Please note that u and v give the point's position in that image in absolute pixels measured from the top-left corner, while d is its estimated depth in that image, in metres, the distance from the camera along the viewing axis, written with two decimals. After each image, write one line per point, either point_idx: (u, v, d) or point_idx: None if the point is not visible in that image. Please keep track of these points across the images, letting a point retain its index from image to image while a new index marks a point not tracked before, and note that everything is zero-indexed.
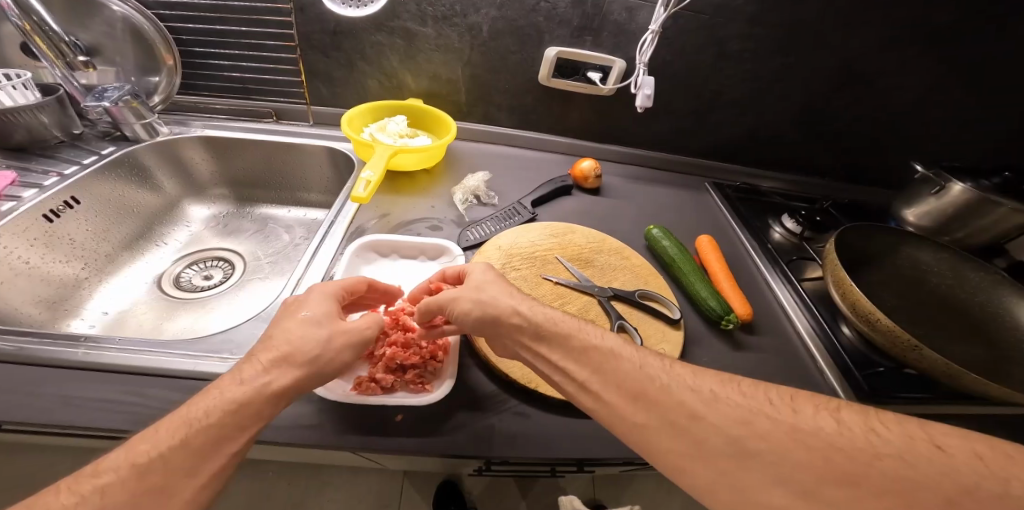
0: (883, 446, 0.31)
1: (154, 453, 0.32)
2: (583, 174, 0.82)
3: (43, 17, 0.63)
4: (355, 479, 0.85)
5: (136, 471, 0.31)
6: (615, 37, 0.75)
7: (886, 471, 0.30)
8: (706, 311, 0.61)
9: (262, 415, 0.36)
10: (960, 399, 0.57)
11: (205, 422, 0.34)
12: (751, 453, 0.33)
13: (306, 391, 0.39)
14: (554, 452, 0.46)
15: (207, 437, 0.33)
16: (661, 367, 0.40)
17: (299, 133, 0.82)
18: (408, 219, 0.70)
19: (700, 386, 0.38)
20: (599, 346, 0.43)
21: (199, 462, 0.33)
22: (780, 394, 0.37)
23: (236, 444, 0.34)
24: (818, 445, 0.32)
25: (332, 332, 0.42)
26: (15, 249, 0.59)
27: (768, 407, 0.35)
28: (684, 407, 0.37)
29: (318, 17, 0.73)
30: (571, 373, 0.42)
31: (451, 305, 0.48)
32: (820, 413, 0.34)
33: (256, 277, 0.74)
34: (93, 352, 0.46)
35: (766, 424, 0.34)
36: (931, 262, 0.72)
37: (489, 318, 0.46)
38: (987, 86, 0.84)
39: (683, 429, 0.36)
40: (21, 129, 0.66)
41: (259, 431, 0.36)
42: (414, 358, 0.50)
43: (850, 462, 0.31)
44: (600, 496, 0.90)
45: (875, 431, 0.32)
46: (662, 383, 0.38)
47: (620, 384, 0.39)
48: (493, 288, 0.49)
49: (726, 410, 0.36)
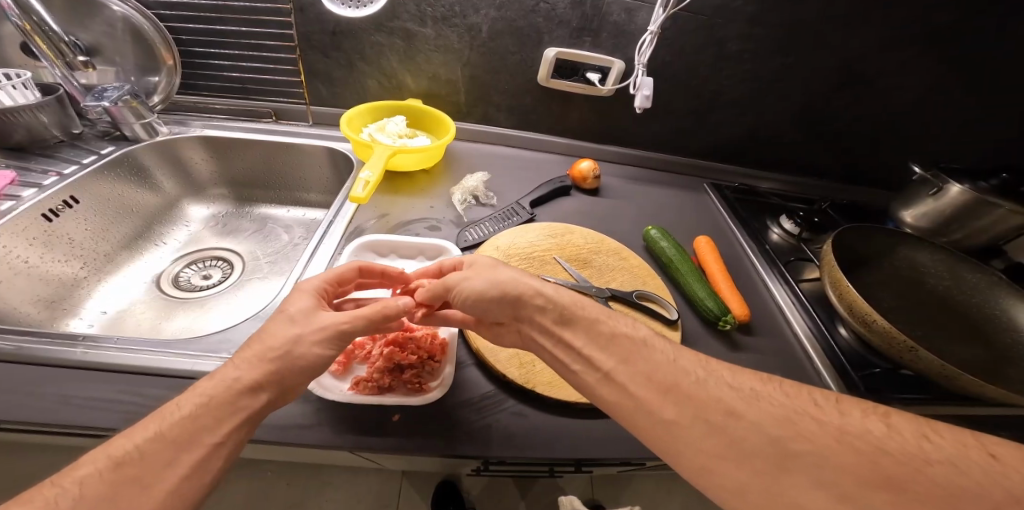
0: (934, 451, 0.32)
1: (130, 445, 0.32)
2: (583, 174, 0.82)
3: (43, 17, 0.63)
4: (354, 479, 0.85)
5: (113, 463, 0.31)
6: (614, 37, 0.75)
7: (937, 477, 0.30)
8: (703, 311, 0.62)
9: (237, 406, 0.36)
10: (956, 400, 0.57)
11: (178, 414, 0.34)
12: (794, 454, 0.33)
13: (292, 385, 0.39)
14: (561, 452, 0.46)
15: (182, 428, 0.34)
16: (696, 362, 0.41)
17: (298, 133, 0.83)
18: (407, 219, 0.70)
19: (740, 384, 0.39)
20: (630, 334, 0.44)
21: (175, 453, 0.33)
22: (828, 397, 0.37)
23: (214, 435, 0.34)
24: (864, 448, 0.32)
25: (313, 327, 0.41)
26: (14, 248, 0.59)
27: (813, 407, 0.36)
28: (721, 403, 0.37)
29: (317, 17, 0.73)
30: (596, 363, 0.42)
31: (459, 285, 0.49)
32: (869, 416, 0.35)
33: (255, 277, 0.74)
34: (92, 352, 0.46)
35: (812, 426, 0.34)
36: (928, 263, 0.72)
37: (510, 297, 0.47)
38: (987, 87, 0.84)
39: (720, 426, 0.35)
40: (21, 129, 0.66)
41: (237, 421, 0.35)
42: (412, 358, 0.50)
43: (895, 466, 0.31)
44: (599, 496, 0.90)
45: (926, 438, 0.33)
46: (697, 378, 0.39)
47: (649, 376, 0.39)
48: (507, 270, 0.50)
49: (769, 408, 0.36)
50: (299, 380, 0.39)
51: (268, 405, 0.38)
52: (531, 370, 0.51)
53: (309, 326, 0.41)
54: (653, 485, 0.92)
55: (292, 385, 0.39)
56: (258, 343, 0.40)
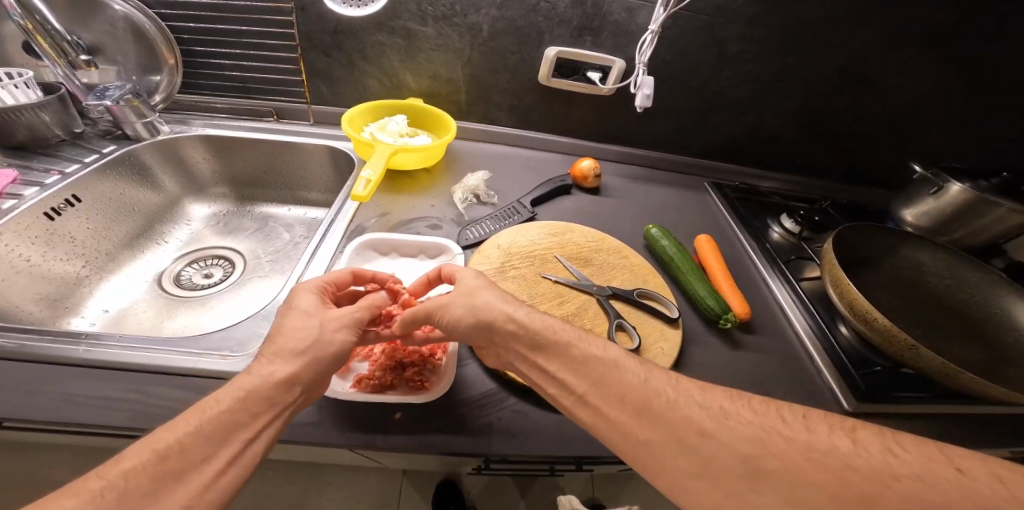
0: (899, 466, 0.32)
1: (172, 438, 0.33)
2: (583, 174, 0.82)
3: (46, 16, 0.64)
4: (354, 478, 0.85)
5: (157, 455, 0.32)
6: (615, 37, 0.75)
7: (904, 492, 0.31)
8: (704, 310, 0.61)
9: (274, 401, 0.37)
10: (956, 396, 0.57)
11: (217, 408, 0.35)
12: (763, 473, 0.34)
13: (317, 376, 0.40)
14: (562, 449, 0.46)
15: (220, 423, 0.34)
16: (667, 382, 0.41)
17: (300, 133, 0.83)
18: (408, 218, 0.70)
19: (708, 402, 0.39)
20: (601, 357, 0.43)
21: (213, 448, 0.33)
22: (795, 413, 0.37)
23: (249, 432, 0.35)
24: (835, 466, 0.33)
25: (322, 321, 0.42)
26: (16, 246, 0.60)
27: (780, 425, 0.36)
28: (693, 423, 0.37)
29: (319, 16, 0.73)
30: (569, 386, 0.42)
31: (440, 312, 0.48)
32: (836, 431, 0.35)
33: (256, 275, 0.74)
34: (94, 349, 0.47)
35: (781, 444, 0.35)
36: (929, 262, 0.72)
37: (482, 323, 0.47)
38: (987, 87, 0.84)
39: (690, 445, 0.36)
40: (22, 128, 0.66)
41: (272, 417, 0.36)
42: (414, 355, 0.51)
43: (865, 483, 0.32)
44: (599, 495, 0.90)
45: (891, 452, 0.33)
46: (668, 399, 0.39)
47: (624, 399, 0.40)
48: (486, 292, 0.49)
49: (738, 428, 0.36)
50: (327, 372, 0.41)
51: (301, 399, 0.39)
52: None
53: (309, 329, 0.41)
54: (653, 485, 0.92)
55: (317, 376, 0.40)
56: (281, 338, 0.40)
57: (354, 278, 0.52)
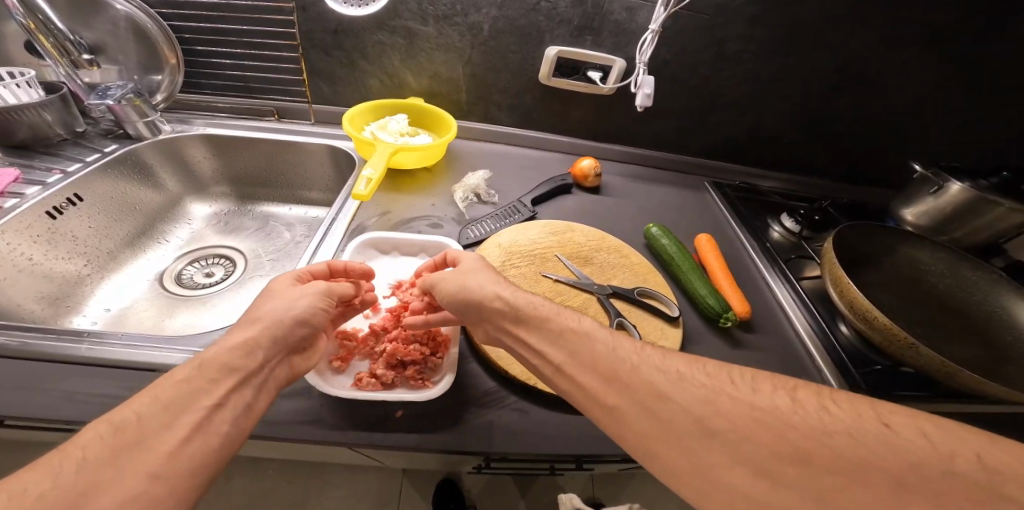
0: (832, 423, 0.32)
1: (129, 410, 0.32)
2: (583, 173, 0.82)
3: (49, 15, 0.64)
4: (354, 478, 0.85)
5: (114, 427, 0.31)
6: (616, 36, 0.75)
7: (839, 449, 0.30)
8: (705, 308, 0.62)
9: (234, 369, 0.37)
10: (959, 395, 0.57)
11: (174, 379, 0.35)
12: (714, 431, 0.33)
13: (270, 340, 0.40)
14: (564, 447, 0.46)
15: (178, 390, 0.34)
16: (632, 349, 0.41)
17: (298, 131, 0.83)
18: (408, 217, 0.71)
19: (666, 367, 0.38)
20: (576, 328, 0.44)
21: (173, 416, 0.33)
22: (743, 375, 0.37)
23: (211, 398, 0.35)
24: (776, 425, 0.33)
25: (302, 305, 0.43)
26: (18, 245, 0.60)
27: (728, 385, 0.36)
28: (653, 387, 0.37)
29: (320, 16, 0.73)
30: (547, 357, 0.43)
31: (439, 287, 0.51)
32: (778, 391, 0.35)
33: (257, 274, 0.74)
34: (96, 348, 0.47)
35: (727, 404, 0.34)
36: (928, 262, 0.72)
37: (471, 302, 0.48)
38: (987, 87, 0.84)
39: (650, 408, 0.36)
40: (24, 127, 0.66)
41: (233, 384, 0.36)
42: (415, 354, 0.50)
43: (803, 441, 0.31)
44: (599, 495, 0.90)
45: (826, 409, 0.33)
46: (633, 365, 0.39)
47: (594, 366, 0.40)
48: (476, 276, 0.50)
49: (692, 390, 0.36)
50: (287, 336, 0.41)
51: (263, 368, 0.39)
52: None
53: (286, 307, 0.43)
54: (652, 485, 0.93)
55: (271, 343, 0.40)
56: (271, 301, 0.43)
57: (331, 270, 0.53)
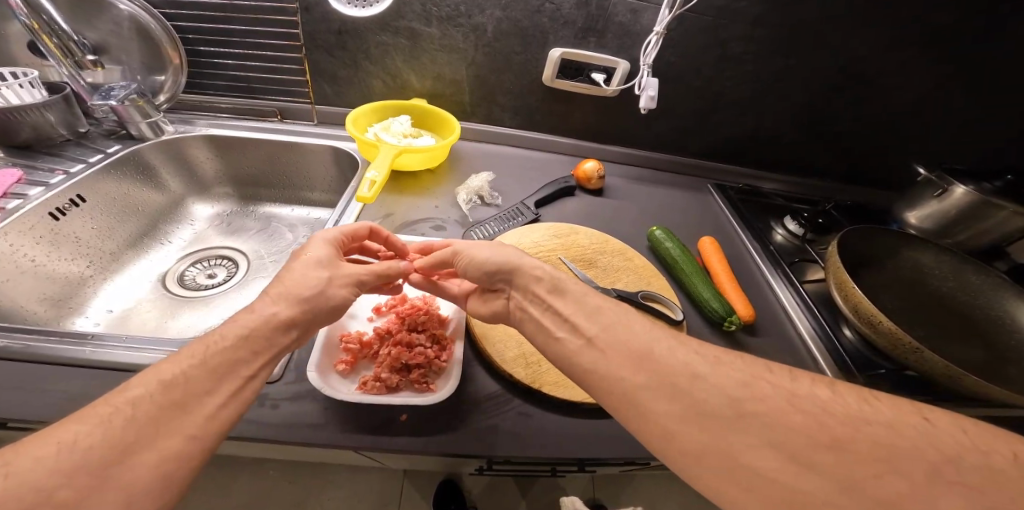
0: (872, 413, 0.32)
1: (177, 370, 0.34)
2: (587, 175, 0.82)
3: (54, 17, 0.64)
4: (355, 478, 0.85)
5: (163, 386, 0.32)
6: (620, 38, 0.75)
7: (875, 437, 0.30)
8: (707, 312, 0.62)
9: (271, 343, 0.39)
10: (960, 399, 0.57)
11: (221, 344, 0.36)
12: (748, 414, 0.33)
13: (306, 324, 0.42)
14: (565, 449, 0.46)
15: (222, 357, 0.36)
16: (659, 332, 0.40)
17: (302, 132, 0.83)
18: (411, 219, 0.71)
19: (697, 351, 0.38)
20: (594, 312, 0.43)
21: (215, 383, 0.34)
22: (782, 367, 0.37)
23: (248, 369, 0.36)
24: (815, 411, 0.32)
25: (318, 292, 0.43)
26: (21, 246, 0.60)
27: (767, 374, 0.36)
28: (678, 370, 0.36)
29: (323, 17, 0.73)
30: (564, 341, 0.42)
31: (470, 252, 0.52)
32: (816, 383, 0.35)
33: (259, 276, 0.74)
34: (101, 351, 0.46)
35: (754, 391, 0.34)
36: (933, 265, 0.72)
37: (507, 266, 0.50)
38: (987, 87, 0.84)
39: (677, 391, 0.35)
40: (27, 128, 0.66)
41: (268, 358, 0.38)
42: (420, 357, 0.50)
43: (841, 428, 0.31)
44: (599, 496, 0.90)
45: (867, 402, 0.33)
46: (658, 349, 0.38)
47: (614, 348, 0.39)
48: (510, 247, 0.53)
49: (730, 373, 0.36)
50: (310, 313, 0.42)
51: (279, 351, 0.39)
52: (538, 370, 0.51)
53: (309, 299, 0.42)
54: (652, 484, 0.93)
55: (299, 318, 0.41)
56: (288, 282, 0.42)
57: (369, 233, 0.57)
